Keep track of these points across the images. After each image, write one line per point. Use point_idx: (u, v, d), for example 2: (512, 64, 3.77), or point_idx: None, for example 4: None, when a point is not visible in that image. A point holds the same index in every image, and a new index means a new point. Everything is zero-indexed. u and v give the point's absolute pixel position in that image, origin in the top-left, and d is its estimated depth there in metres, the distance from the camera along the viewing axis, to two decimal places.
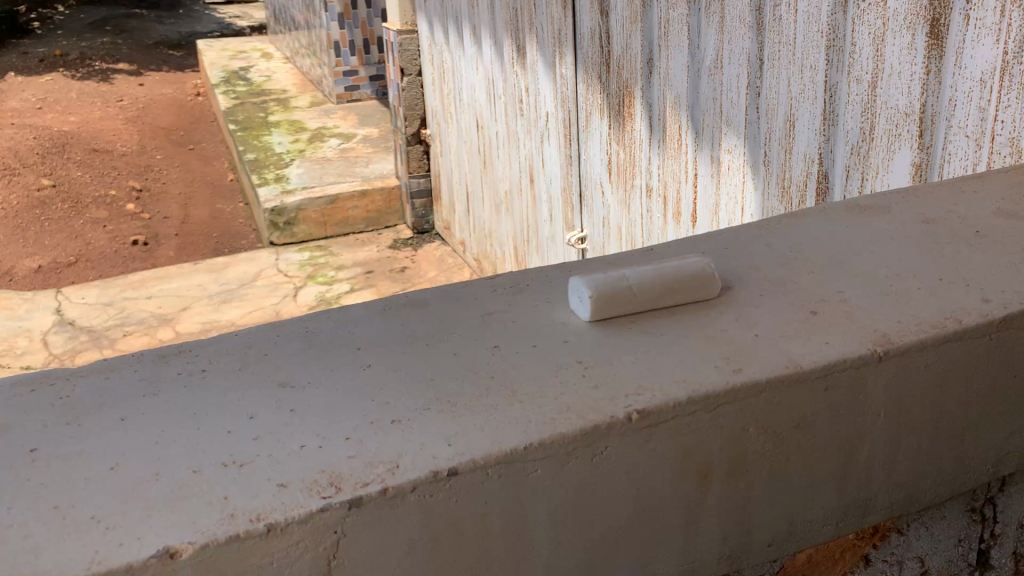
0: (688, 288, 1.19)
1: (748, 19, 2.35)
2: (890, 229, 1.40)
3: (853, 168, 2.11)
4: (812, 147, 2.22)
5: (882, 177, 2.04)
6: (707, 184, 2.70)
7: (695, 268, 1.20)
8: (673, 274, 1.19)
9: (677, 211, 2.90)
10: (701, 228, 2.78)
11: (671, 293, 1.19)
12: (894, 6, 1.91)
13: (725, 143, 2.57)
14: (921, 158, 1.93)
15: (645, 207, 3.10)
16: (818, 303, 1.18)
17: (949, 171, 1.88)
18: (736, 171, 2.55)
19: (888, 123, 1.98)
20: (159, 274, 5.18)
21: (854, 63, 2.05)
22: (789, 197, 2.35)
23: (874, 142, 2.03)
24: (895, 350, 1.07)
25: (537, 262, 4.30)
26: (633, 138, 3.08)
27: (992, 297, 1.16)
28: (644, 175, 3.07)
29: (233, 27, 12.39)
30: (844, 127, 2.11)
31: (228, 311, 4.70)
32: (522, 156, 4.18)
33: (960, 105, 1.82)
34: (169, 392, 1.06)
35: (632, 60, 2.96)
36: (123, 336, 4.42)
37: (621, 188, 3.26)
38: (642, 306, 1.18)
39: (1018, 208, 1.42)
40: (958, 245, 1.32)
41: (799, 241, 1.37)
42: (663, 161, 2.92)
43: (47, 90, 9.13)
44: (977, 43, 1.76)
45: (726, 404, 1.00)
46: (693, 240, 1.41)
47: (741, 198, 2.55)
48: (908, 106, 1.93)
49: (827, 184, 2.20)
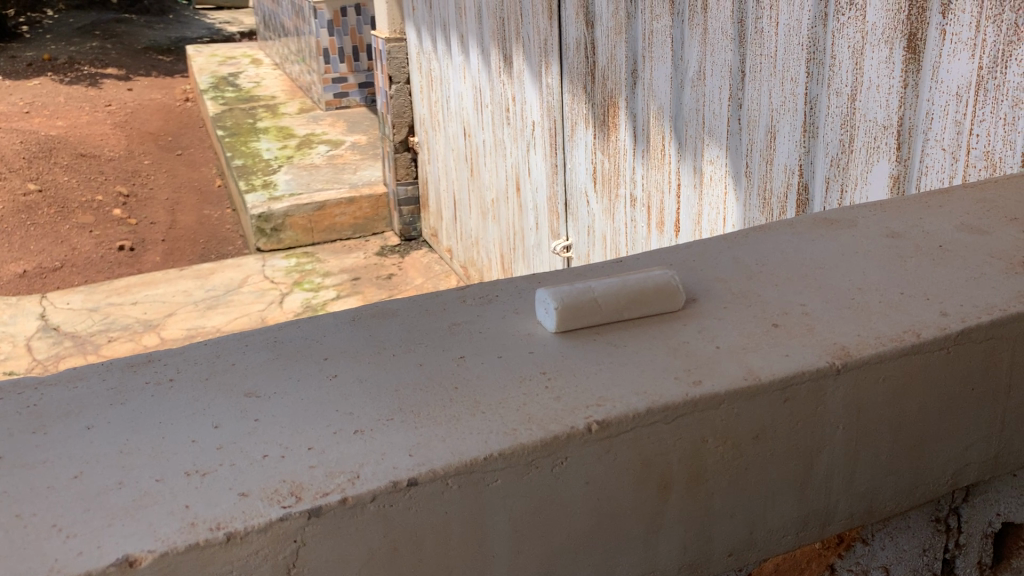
0: (654, 299, 1.21)
1: (730, 31, 2.38)
2: (856, 242, 1.42)
3: (833, 180, 2.13)
4: (793, 159, 2.24)
5: (861, 189, 2.06)
6: (690, 194, 2.72)
7: (661, 280, 1.22)
8: (638, 286, 1.21)
9: (660, 220, 2.92)
10: (684, 237, 2.80)
11: (635, 305, 1.20)
12: (873, 20, 1.93)
13: (708, 154, 2.59)
14: (898, 170, 1.96)
15: (630, 217, 3.12)
16: (780, 315, 1.20)
17: (926, 183, 1.91)
18: (718, 182, 2.57)
19: (867, 136, 2.01)
20: (144, 280, 5.17)
21: (834, 76, 2.07)
22: (770, 207, 2.37)
23: (854, 154, 2.06)
24: (853, 362, 1.08)
25: (523, 270, 4.32)
26: (618, 148, 3.10)
27: (951, 310, 1.18)
28: (628, 185, 3.09)
29: (224, 32, 12.37)
30: (824, 139, 2.14)
31: (214, 317, 4.70)
32: (508, 164, 4.20)
33: (937, 119, 1.85)
34: (136, 401, 1.07)
35: (616, 71, 2.99)
36: (107, 342, 4.41)
37: (606, 197, 3.28)
38: (607, 317, 1.19)
39: (981, 223, 1.45)
40: (921, 260, 1.34)
41: (765, 254, 1.39)
42: (647, 172, 2.94)
43: (36, 94, 9.10)
44: (953, 57, 1.79)
45: (684, 415, 1.02)
46: (663, 252, 1.43)
47: (723, 208, 2.57)
48: (886, 119, 1.95)
49: (807, 196, 2.23)
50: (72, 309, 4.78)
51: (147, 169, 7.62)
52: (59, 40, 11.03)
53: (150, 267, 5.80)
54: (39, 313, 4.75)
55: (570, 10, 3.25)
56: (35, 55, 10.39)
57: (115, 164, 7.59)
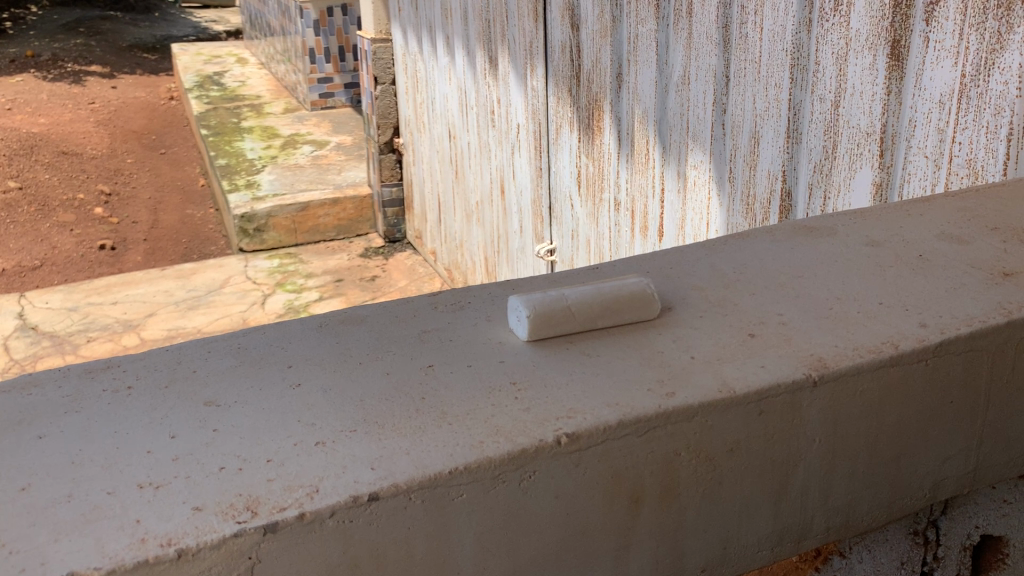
0: (628, 308, 1.18)
1: (714, 35, 2.36)
2: (835, 250, 1.40)
3: (816, 186, 2.12)
4: (776, 165, 2.23)
5: (844, 196, 2.04)
6: (674, 199, 2.71)
7: (635, 288, 1.19)
8: (613, 293, 1.18)
9: (643, 225, 2.91)
10: (668, 242, 2.79)
11: (611, 313, 1.18)
12: (856, 27, 1.92)
13: (692, 159, 2.58)
14: (881, 177, 1.94)
15: (614, 220, 3.11)
16: (758, 325, 1.17)
17: (909, 190, 1.89)
18: (702, 187, 2.55)
19: (850, 142, 1.99)
20: (125, 280, 5.12)
21: (817, 82, 2.05)
22: (753, 213, 2.36)
23: (837, 160, 2.04)
24: (830, 374, 1.06)
25: (506, 274, 4.30)
26: (602, 151, 3.08)
27: (930, 322, 1.16)
28: (612, 190, 3.07)
29: (211, 31, 12.29)
30: (807, 145, 2.12)
31: (195, 317, 4.64)
32: (492, 166, 4.17)
33: (919, 126, 1.83)
34: (91, 409, 1.04)
35: (601, 74, 2.97)
36: (86, 342, 4.35)
37: (590, 201, 3.26)
38: (581, 326, 1.17)
39: (963, 232, 1.43)
40: (901, 269, 1.32)
41: (742, 262, 1.37)
42: (631, 176, 2.92)
43: (18, 91, 9.01)
44: (936, 64, 1.77)
45: (657, 428, 0.99)
46: (639, 259, 1.40)
47: (707, 214, 2.55)
48: (869, 126, 1.94)
49: (790, 202, 2.21)
50: (51, 309, 4.72)
51: (130, 168, 7.54)
52: (43, 37, 10.91)
53: (132, 267, 5.75)
54: (17, 313, 4.69)
55: (556, 13, 3.22)
56: (17, 51, 10.27)
57: (97, 162, 7.51)
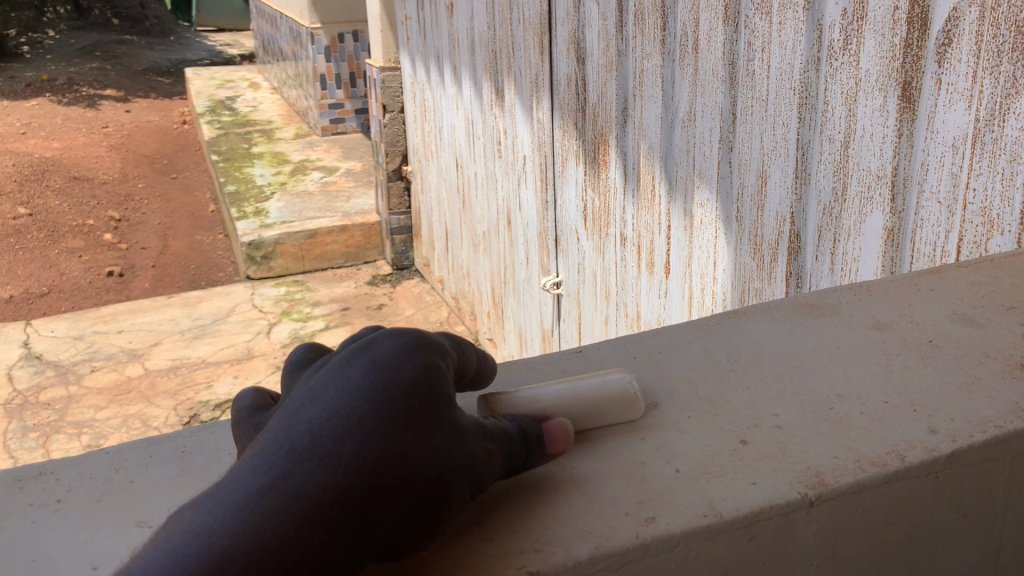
0: (612, 407, 1.08)
1: (721, 73, 2.30)
2: (837, 333, 1.30)
3: (825, 229, 2.02)
4: (784, 205, 2.14)
5: (854, 241, 1.94)
6: (681, 236, 2.63)
7: (617, 385, 1.10)
8: (592, 393, 1.09)
9: (650, 261, 2.84)
10: (674, 281, 2.72)
11: (592, 415, 1.08)
12: (866, 67, 1.83)
13: (699, 197, 2.50)
14: (893, 222, 1.84)
15: (620, 256, 3.03)
16: (751, 428, 1.07)
17: (921, 237, 1.78)
18: (709, 225, 2.48)
19: (860, 185, 1.89)
20: (132, 307, 5.06)
21: (826, 122, 1.96)
22: (761, 253, 2.27)
23: (846, 203, 1.94)
24: (828, 493, 0.96)
25: (513, 305, 4.21)
26: (608, 185, 3.00)
27: (940, 427, 1.05)
28: (618, 224, 3.00)
29: (225, 54, 12.31)
30: (816, 187, 2.03)
31: (200, 347, 4.56)
32: (499, 197, 4.10)
33: (932, 170, 1.73)
34: (13, 530, 0.95)
35: (607, 108, 2.91)
36: (90, 372, 4.27)
37: (596, 235, 3.18)
38: None
39: (977, 312, 1.33)
40: (909, 357, 1.22)
41: (736, 347, 1.27)
42: (637, 211, 2.84)
43: (33, 116, 9.03)
44: (949, 107, 1.67)
45: (633, 561, 0.89)
46: (627, 343, 1.31)
47: (714, 253, 2.48)
48: (880, 168, 1.84)
49: (799, 243, 2.12)
50: (56, 337, 4.66)
51: (141, 193, 7.52)
52: (59, 60, 10.95)
53: (139, 293, 5.70)
54: (22, 341, 4.63)
55: (562, 46, 3.17)
56: (34, 75, 10.29)
57: (107, 188, 7.48)
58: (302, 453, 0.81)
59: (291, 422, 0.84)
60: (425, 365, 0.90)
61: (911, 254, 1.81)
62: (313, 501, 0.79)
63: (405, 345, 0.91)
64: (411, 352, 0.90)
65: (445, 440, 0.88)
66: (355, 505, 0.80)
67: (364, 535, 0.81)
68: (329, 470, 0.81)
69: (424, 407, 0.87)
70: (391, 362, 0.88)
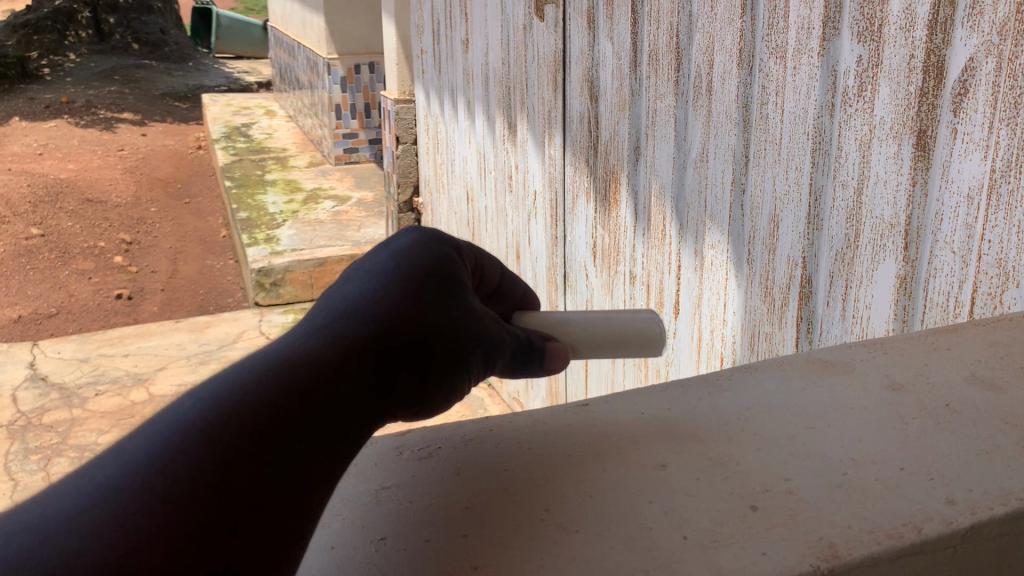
0: (633, 341, 1.33)
1: (734, 115, 2.28)
2: (849, 393, 1.26)
3: (837, 275, 1.99)
4: (796, 250, 2.11)
5: (866, 287, 1.91)
6: (690, 276, 2.61)
7: (643, 324, 1.34)
8: (620, 325, 1.33)
9: (659, 300, 2.81)
10: (684, 323, 2.70)
11: (614, 341, 1.32)
12: (881, 114, 1.81)
13: (710, 238, 2.47)
14: (906, 271, 1.80)
15: (628, 294, 3.01)
16: (761, 493, 1.03)
17: (934, 286, 1.74)
18: (720, 267, 2.45)
19: (873, 232, 1.87)
20: (139, 331, 5.04)
21: (840, 168, 1.94)
22: (772, 297, 2.24)
23: (859, 249, 1.91)
24: (842, 566, 0.92)
25: None
26: (618, 224, 2.99)
27: (957, 497, 1.01)
28: (628, 262, 2.98)
29: (242, 81, 12.42)
30: (829, 232, 2.00)
31: (205, 373, 4.54)
32: (508, 232, 4.09)
33: (946, 220, 1.69)
34: None
35: (618, 147, 2.90)
36: (95, 396, 4.24)
37: (604, 272, 3.16)
38: (583, 342, 1.28)
39: (994, 375, 1.30)
40: (923, 421, 1.18)
41: (746, 404, 1.24)
42: (647, 250, 2.82)
43: (50, 138, 9.10)
44: (964, 157, 1.64)
45: None
46: (633, 397, 1.28)
47: (724, 294, 2.45)
48: (894, 216, 1.81)
49: (810, 288, 2.09)
50: (62, 359, 4.64)
51: (153, 217, 7.54)
52: (78, 83, 11.05)
53: (147, 318, 5.68)
54: (28, 362, 4.61)
55: (575, 84, 3.16)
56: (53, 97, 10.38)
57: (120, 211, 7.52)
58: (348, 307, 0.90)
59: (332, 291, 0.93)
60: (445, 260, 1.02)
61: (923, 303, 1.77)
62: (365, 335, 0.88)
63: (426, 250, 1.02)
64: (434, 253, 1.02)
65: (466, 316, 0.98)
66: (389, 355, 0.88)
67: (399, 375, 0.88)
68: (371, 317, 0.89)
69: (441, 289, 0.97)
70: (408, 256, 0.99)
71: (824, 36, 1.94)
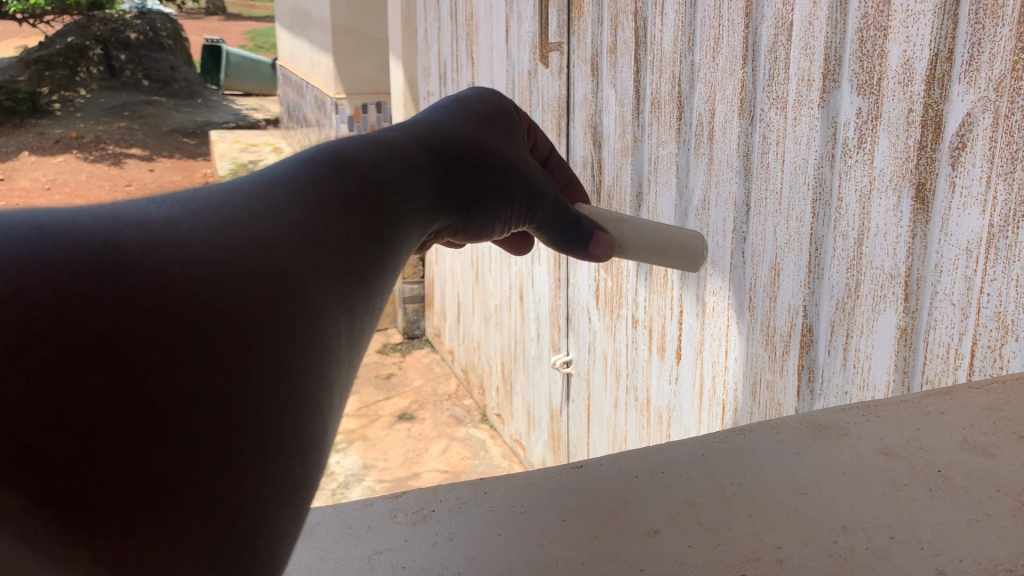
0: (677, 246, 1.58)
1: (736, 163, 2.32)
2: (843, 458, 1.27)
3: (838, 324, 2.00)
4: (797, 298, 2.13)
5: (867, 337, 1.92)
6: (693, 321, 2.63)
7: (689, 238, 1.59)
8: (671, 234, 1.58)
9: (661, 344, 2.84)
10: (685, 368, 2.71)
11: (660, 242, 1.56)
12: (880, 166, 1.83)
13: (712, 284, 2.50)
14: (906, 321, 1.81)
15: (631, 337, 3.05)
16: (751, 562, 1.04)
17: (935, 337, 1.74)
18: (721, 313, 2.47)
19: (873, 283, 1.88)
20: None
21: (840, 219, 1.96)
22: (773, 345, 2.25)
23: (860, 299, 1.92)
24: None
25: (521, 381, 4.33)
26: (622, 268, 3.05)
27: (948, 569, 1.01)
28: (630, 306, 3.03)
29: (251, 118, 12.57)
30: (830, 281, 2.02)
31: None
32: (512, 274, 4.24)
33: (946, 272, 1.70)
34: None
35: (621, 191, 2.96)
36: None
37: (608, 315, 3.21)
38: (629, 233, 1.54)
39: (988, 440, 1.30)
40: (915, 487, 1.19)
41: (741, 467, 1.25)
42: (650, 295, 2.87)
43: (59, 173, 9.21)
44: (963, 210, 1.65)
45: None
46: (626, 458, 1.29)
47: (726, 340, 2.46)
48: (894, 267, 1.82)
49: (811, 337, 2.10)
50: None
51: None
52: (89, 119, 11.19)
53: None
54: None
55: (579, 129, 3.23)
56: (63, 132, 10.51)
57: None
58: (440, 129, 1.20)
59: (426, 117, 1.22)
60: (505, 121, 1.35)
61: (924, 354, 1.77)
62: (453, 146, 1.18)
63: (492, 112, 1.34)
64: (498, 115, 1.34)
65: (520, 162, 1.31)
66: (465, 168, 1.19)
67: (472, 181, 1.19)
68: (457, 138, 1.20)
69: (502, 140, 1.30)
70: (467, 105, 1.33)
71: (824, 88, 1.97)
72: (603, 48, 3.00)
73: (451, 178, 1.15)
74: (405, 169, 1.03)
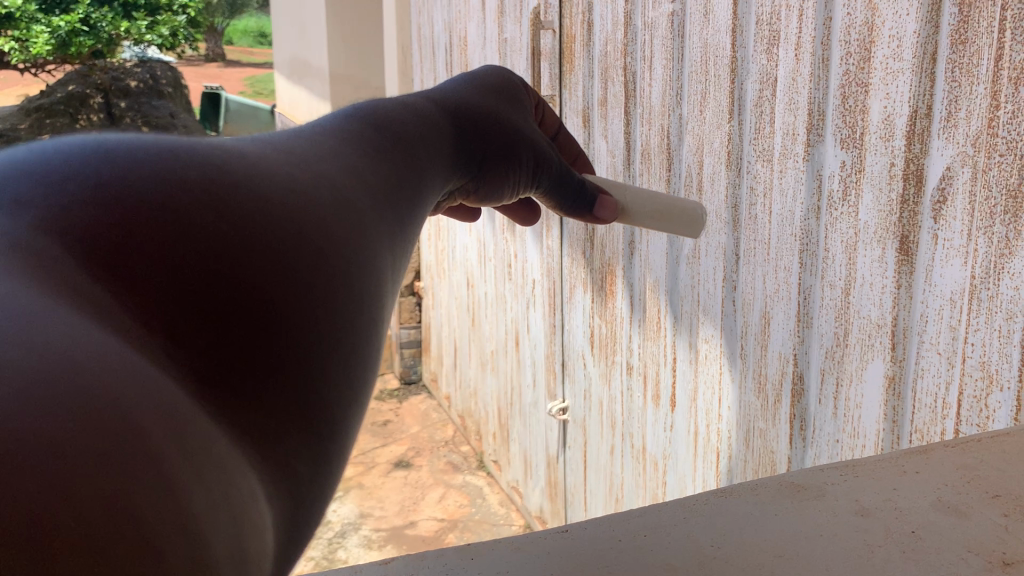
0: (680, 215, 1.64)
1: (725, 214, 2.38)
2: (821, 519, 1.31)
3: (828, 372, 2.04)
4: (788, 346, 2.17)
5: (856, 386, 1.95)
6: (686, 369, 2.68)
7: (691, 208, 1.66)
8: (671, 202, 1.64)
9: (655, 392, 2.88)
10: (679, 416, 2.74)
11: (662, 212, 1.62)
12: (864, 219, 1.88)
13: (703, 332, 2.55)
14: (894, 369, 1.84)
15: (626, 385, 3.09)
16: None
17: (923, 385, 1.76)
18: (714, 360, 2.52)
19: (861, 332, 1.92)
20: None
21: (827, 269, 2.01)
22: (765, 392, 2.29)
23: (848, 348, 1.96)
24: None
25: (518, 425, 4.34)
26: (614, 313, 3.12)
27: None
28: (624, 353, 3.08)
29: None
30: (819, 330, 2.06)
31: None
32: (509, 318, 4.27)
33: (932, 321, 1.72)
34: None
35: (615, 240, 3.05)
36: None
37: (602, 361, 3.26)
38: (634, 200, 1.60)
39: (962, 500, 1.34)
40: (891, 548, 1.22)
41: (722, 529, 1.28)
42: (643, 342, 2.93)
43: None
44: (945, 262, 1.68)
45: None
46: (610, 521, 1.33)
47: (719, 388, 2.51)
48: (880, 317, 1.86)
49: (802, 385, 2.14)
50: None
51: None
52: None
53: None
54: None
55: None
56: None
57: None
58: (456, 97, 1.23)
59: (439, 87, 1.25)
60: (513, 88, 1.37)
61: (912, 403, 1.79)
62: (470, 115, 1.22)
63: (501, 81, 1.37)
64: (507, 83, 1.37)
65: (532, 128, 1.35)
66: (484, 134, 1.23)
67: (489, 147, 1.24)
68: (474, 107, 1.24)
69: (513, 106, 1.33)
70: (479, 74, 1.35)
71: (809, 142, 2.02)
72: (595, 101, 3.11)
73: (467, 145, 1.20)
74: (428, 131, 1.07)
